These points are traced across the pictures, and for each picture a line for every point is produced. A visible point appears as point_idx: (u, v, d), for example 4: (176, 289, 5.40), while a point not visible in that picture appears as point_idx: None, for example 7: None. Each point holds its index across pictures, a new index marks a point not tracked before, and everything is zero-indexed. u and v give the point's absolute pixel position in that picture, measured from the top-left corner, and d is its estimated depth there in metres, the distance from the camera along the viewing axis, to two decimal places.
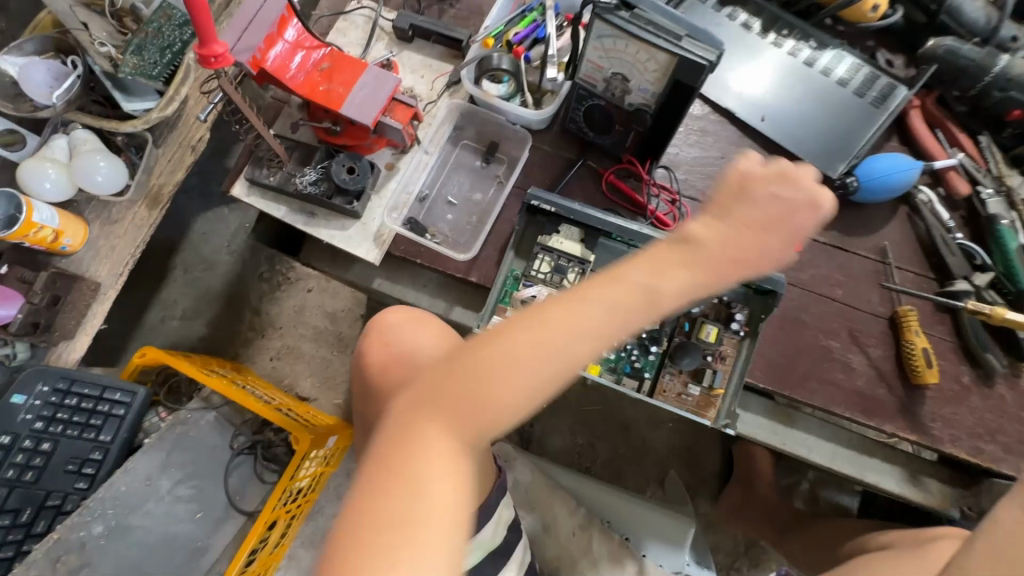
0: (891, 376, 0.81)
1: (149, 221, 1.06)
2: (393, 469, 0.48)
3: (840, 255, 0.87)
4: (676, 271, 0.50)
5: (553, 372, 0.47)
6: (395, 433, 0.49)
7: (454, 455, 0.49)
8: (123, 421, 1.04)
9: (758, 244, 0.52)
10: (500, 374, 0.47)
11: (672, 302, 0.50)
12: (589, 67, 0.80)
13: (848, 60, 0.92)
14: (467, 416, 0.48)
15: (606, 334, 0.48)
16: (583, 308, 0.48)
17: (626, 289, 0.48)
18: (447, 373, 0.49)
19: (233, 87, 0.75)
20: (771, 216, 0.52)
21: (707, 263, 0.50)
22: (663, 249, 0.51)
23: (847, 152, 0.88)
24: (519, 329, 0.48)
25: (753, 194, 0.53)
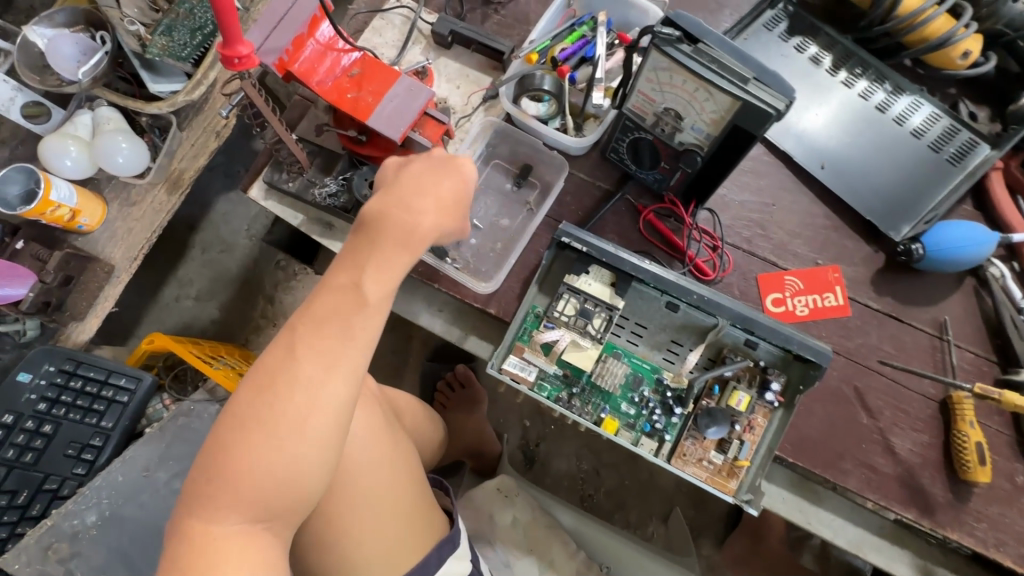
0: (936, 466, 0.75)
1: (168, 206, 0.98)
2: (185, 564, 0.47)
3: (894, 325, 0.80)
4: (368, 268, 0.54)
5: (289, 421, 0.49)
6: (186, 526, 0.49)
7: (236, 535, 0.49)
8: (126, 409, 0.95)
9: (414, 225, 0.56)
10: (237, 436, 0.48)
11: (371, 288, 0.53)
12: (639, 99, 0.72)
13: (925, 108, 0.83)
14: (221, 499, 0.48)
15: (343, 362, 0.51)
16: (309, 346, 0.50)
17: (330, 309, 0.51)
18: (214, 451, 0.49)
19: (255, 88, 0.69)
20: (418, 195, 0.58)
21: (392, 246, 0.55)
22: (350, 254, 0.55)
23: (913, 213, 0.80)
24: (243, 391, 0.50)
25: (403, 184, 0.58)
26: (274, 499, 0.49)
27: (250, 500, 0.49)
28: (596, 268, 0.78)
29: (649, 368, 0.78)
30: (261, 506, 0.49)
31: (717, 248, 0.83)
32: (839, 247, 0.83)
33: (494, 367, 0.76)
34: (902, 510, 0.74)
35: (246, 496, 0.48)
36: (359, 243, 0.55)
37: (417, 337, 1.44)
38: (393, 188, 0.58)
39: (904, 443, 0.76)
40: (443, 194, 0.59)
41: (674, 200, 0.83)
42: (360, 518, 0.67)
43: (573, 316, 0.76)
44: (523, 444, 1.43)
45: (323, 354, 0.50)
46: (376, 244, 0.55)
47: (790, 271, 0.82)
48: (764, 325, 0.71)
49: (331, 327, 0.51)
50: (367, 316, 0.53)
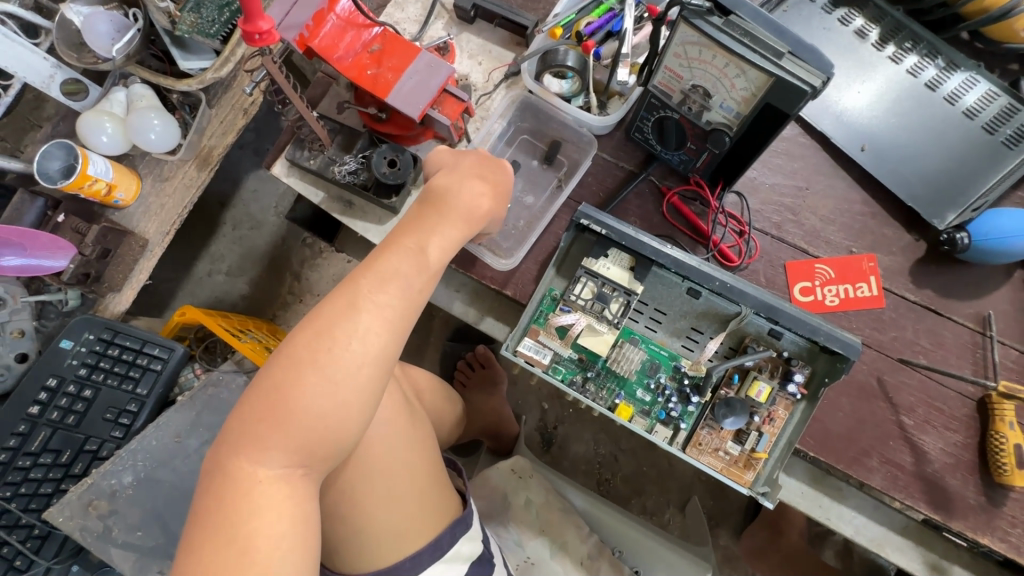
0: (969, 467, 0.72)
1: (198, 182, 1.00)
2: (227, 500, 0.49)
3: (931, 318, 0.75)
4: (432, 235, 0.58)
5: (344, 369, 0.51)
6: (231, 466, 0.50)
7: (278, 479, 0.50)
8: (160, 377, 0.98)
9: (473, 207, 0.62)
10: (295, 374, 0.50)
11: (435, 257, 0.57)
12: (666, 76, 0.69)
13: (982, 85, 0.77)
14: (269, 438, 0.49)
15: (393, 321, 0.53)
16: (369, 298, 0.52)
17: (392, 268, 0.54)
18: (267, 392, 0.50)
19: (277, 65, 0.69)
20: (472, 179, 0.63)
21: (453, 221, 0.60)
22: (413, 221, 0.59)
23: (961, 201, 0.75)
24: (303, 331, 0.51)
25: (459, 170, 0.64)
26: (320, 444, 0.50)
27: (298, 444, 0.50)
28: (616, 251, 0.75)
29: (666, 355, 0.76)
30: (305, 452, 0.51)
31: (744, 234, 0.79)
32: (876, 236, 0.78)
33: (509, 349, 0.76)
34: (933, 511, 0.71)
35: (296, 437, 0.50)
36: (423, 214, 0.60)
37: (438, 316, 1.45)
38: (451, 170, 0.64)
39: (936, 442, 0.72)
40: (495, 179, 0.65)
41: (700, 182, 0.80)
42: (379, 489, 0.69)
43: (589, 301, 0.74)
44: (541, 426, 1.43)
45: (379, 309, 0.52)
46: (437, 216, 0.60)
47: (821, 259, 0.78)
48: (790, 314, 0.68)
49: (390, 284, 0.53)
50: (423, 280, 0.56)
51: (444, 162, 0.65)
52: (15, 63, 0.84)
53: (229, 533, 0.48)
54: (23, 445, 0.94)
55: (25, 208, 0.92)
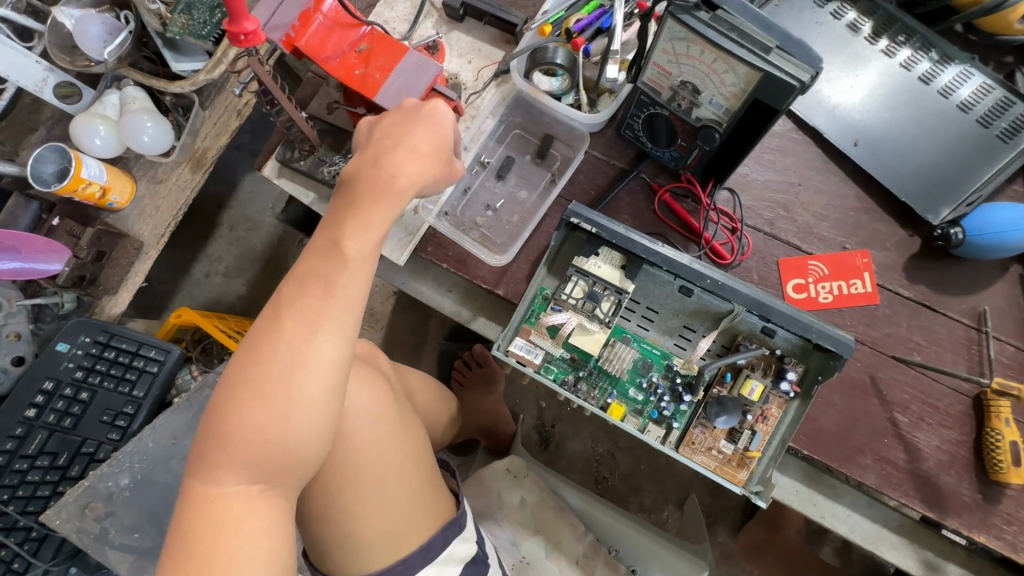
0: (964, 464, 0.71)
1: (192, 184, 1.00)
2: (191, 520, 0.48)
3: (925, 314, 0.75)
4: (352, 219, 0.52)
5: (279, 381, 0.48)
6: (191, 487, 0.49)
7: (237, 497, 0.49)
8: (156, 379, 0.99)
9: (391, 176, 0.53)
10: (235, 391, 0.48)
11: (355, 244, 0.51)
12: (655, 72, 0.68)
13: (976, 78, 0.76)
14: (220, 457, 0.49)
15: (326, 323, 0.49)
16: (296, 303, 0.49)
17: (312, 267, 0.51)
18: (213, 413, 0.49)
19: (264, 67, 0.68)
20: (391, 149, 0.55)
21: (373, 202, 0.52)
22: (335, 209, 0.53)
23: (955, 195, 0.74)
24: (241, 346, 0.50)
25: (378, 141, 0.56)
26: (272, 459, 0.49)
27: (249, 461, 0.49)
28: (606, 250, 0.75)
29: (658, 353, 0.76)
30: (259, 468, 0.49)
31: (737, 231, 0.79)
32: (871, 231, 0.78)
33: (501, 349, 0.75)
34: (928, 509, 0.70)
35: (244, 454, 0.48)
36: (344, 195, 0.53)
37: (435, 315, 1.45)
38: (369, 144, 0.56)
39: (931, 439, 0.72)
40: (421, 139, 0.56)
41: (691, 178, 0.79)
42: (365, 492, 0.69)
43: (580, 300, 0.74)
44: (539, 425, 1.43)
45: (307, 312, 0.49)
46: (353, 198, 0.53)
47: (815, 255, 0.78)
48: (782, 312, 0.67)
49: (316, 286, 0.50)
50: (350, 270, 0.51)
51: (362, 138, 0.57)
52: (6, 65, 0.84)
53: (197, 554, 0.47)
54: (20, 447, 0.94)
55: (20, 212, 0.92)
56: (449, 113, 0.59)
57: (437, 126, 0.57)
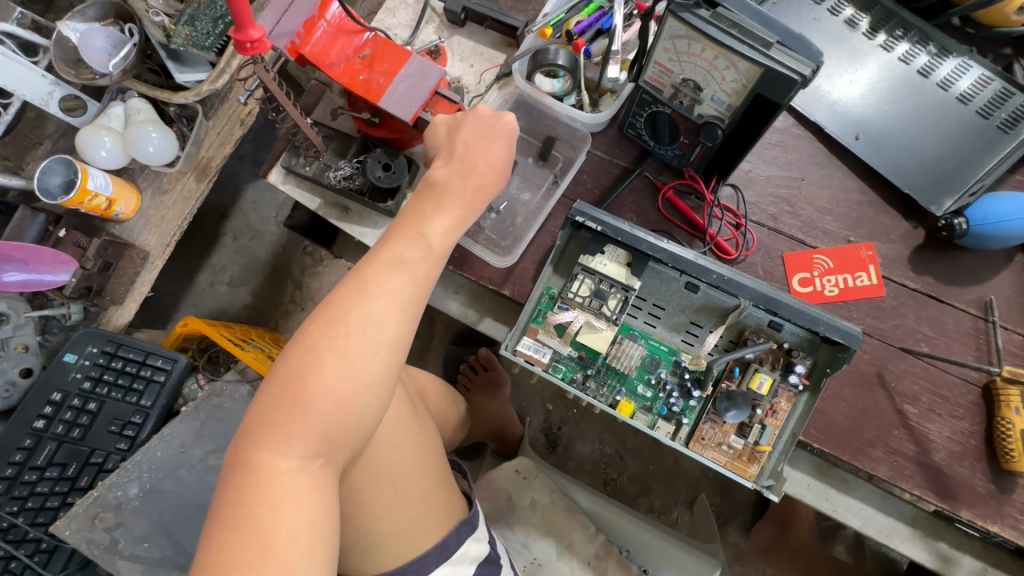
0: (977, 455, 0.70)
1: (197, 194, 1.01)
2: (249, 492, 0.51)
3: (932, 306, 0.75)
4: (433, 217, 0.62)
5: (360, 354, 0.54)
6: (251, 459, 0.52)
7: (298, 470, 0.52)
8: (163, 388, 0.99)
9: (469, 187, 0.64)
10: (314, 363, 0.53)
11: (438, 236, 0.61)
12: (656, 70, 0.69)
13: (975, 70, 0.77)
14: (290, 428, 0.52)
15: (405, 305, 0.57)
16: (379, 285, 0.56)
17: (398, 253, 0.59)
18: (287, 384, 0.53)
19: (269, 73, 0.69)
20: (471, 159, 0.65)
21: (453, 205, 0.63)
22: (418, 207, 0.63)
23: (958, 186, 0.75)
24: (319, 320, 0.55)
25: (456, 150, 0.66)
26: (340, 429, 0.54)
27: (317, 433, 0.53)
28: (612, 247, 0.75)
29: (666, 350, 0.76)
30: (324, 441, 0.53)
31: (740, 227, 0.79)
32: (874, 224, 0.78)
33: (509, 349, 0.75)
34: (940, 501, 0.69)
35: (315, 425, 0.53)
36: (425, 196, 0.63)
37: (440, 321, 1.45)
38: (452, 151, 0.66)
39: (942, 430, 0.71)
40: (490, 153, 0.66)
41: (695, 175, 0.79)
42: (386, 487, 0.69)
43: (587, 298, 0.74)
44: (546, 427, 1.44)
45: (390, 293, 0.56)
46: (435, 202, 0.63)
47: (819, 249, 0.78)
48: (789, 306, 0.68)
49: (397, 270, 0.57)
50: (427, 262, 0.60)
51: (440, 147, 0.67)
52: (15, 82, 0.86)
53: (251, 527, 0.49)
54: (29, 459, 0.94)
55: (27, 225, 0.93)
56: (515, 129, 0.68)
57: (504, 137, 0.66)
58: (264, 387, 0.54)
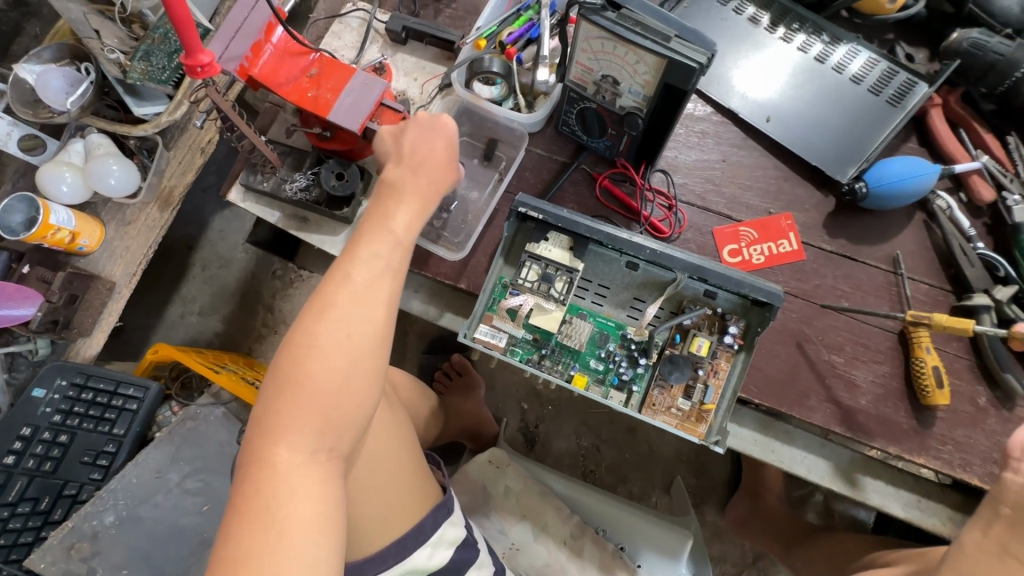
0: (899, 395, 0.77)
1: (162, 222, 1.04)
2: (263, 487, 0.53)
3: (847, 265, 0.82)
4: (396, 213, 0.66)
5: (353, 347, 0.58)
6: (259, 457, 0.55)
7: (308, 460, 0.55)
8: (136, 416, 1.01)
9: (425, 184, 0.69)
10: (311, 360, 0.56)
11: (403, 231, 0.65)
12: (579, 70, 0.76)
13: (863, 54, 0.86)
14: (296, 423, 0.55)
15: (386, 295, 0.61)
16: (361, 281, 0.60)
17: (373, 249, 0.62)
18: (288, 382, 0.56)
19: (222, 95, 0.74)
20: (424, 159, 0.70)
21: (412, 202, 0.68)
22: (382, 206, 0.67)
23: (858, 156, 0.83)
24: (309, 319, 0.58)
25: (409, 152, 0.70)
26: (340, 418, 0.57)
27: (321, 425, 0.56)
28: (555, 234, 0.81)
29: (613, 325, 0.81)
30: (329, 431, 0.57)
31: (672, 207, 0.86)
32: (790, 196, 0.86)
33: (467, 337, 0.80)
34: (871, 440, 0.76)
35: (320, 417, 0.56)
36: (387, 196, 0.68)
37: (412, 331, 1.49)
38: (403, 154, 0.70)
39: (865, 376, 0.78)
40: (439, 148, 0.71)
41: (626, 164, 0.86)
42: (372, 474, 0.72)
43: (536, 282, 0.80)
44: (523, 426, 1.48)
45: (371, 288, 0.60)
46: (397, 200, 0.67)
47: (745, 222, 0.85)
48: (717, 272, 0.74)
49: (374, 266, 0.61)
50: (401, 256, 0.64)
51: (390, 149, 0.71)
52: None
53: (269, 519, 0.52)
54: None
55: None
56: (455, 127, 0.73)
57: (444, 134, 0.70)
58: (266, 391, 0.57)
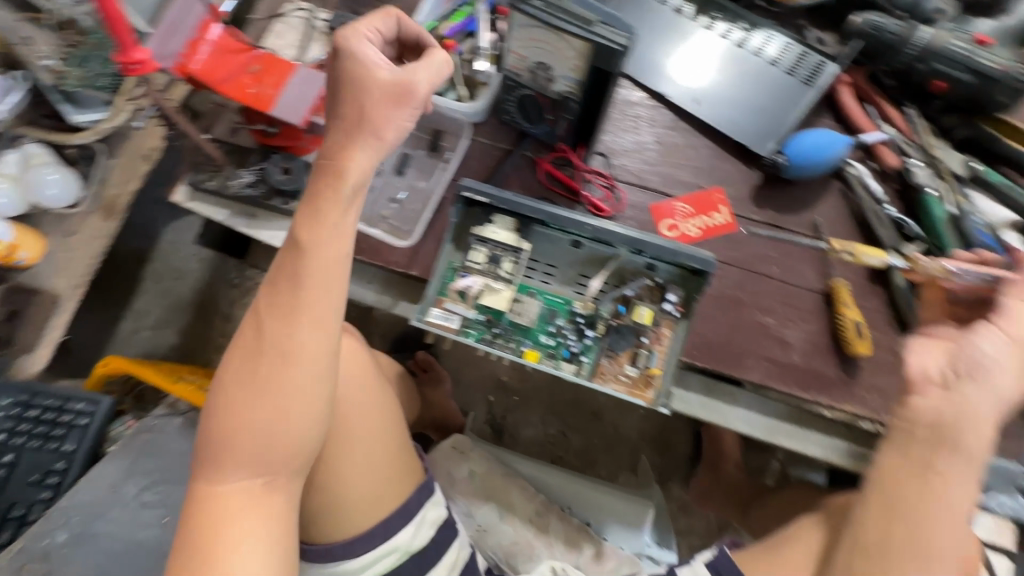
0: (827, 349, 0.83)
1: (105, 232, 1.02)
2: (201, 512, 0.58)
3: (775, 232, 0.88)
4: (321, 222, 0.58)
5: (274, 383, 0.57)
6: (200, 484, 0.59)
7: (239, 490, 0.58)
8: (87, 431, 0.99)
9: (354, 132, 0.59)
10: (236, 396, 0.58)
11: (325, 243, 0.58)
12: (514, 59, 0.80)
13: (779, 39, 0.93)
14: (224, 456, 0.58)
15: (310, 323, 0.57)
16: (280, 312, 0.57)
17: (292, 271, 0.57)
18: (216, 417, 0.58)
19: (163, 95, 0.77)
20: (352, 108, 0.59)
21: (334, 204, 0.58)
22: (304, 213, 0.58)
23: (777, 132, 0.89)
24: (236, 352, 0.59)
25: (340, 101, 0.60)
26: (268, 450, 0.58)
27: (247, 459, 0.58)
28: (501, 216, 0.83)
29: (561, 301, 0.84)
30: (256, 464, 0.58)
31: (612, 186, 0.90)
32: (721, 172, 0.91)
33: (420, 320, 0.82)
34: (804, 392, 0.81)
35: (246, 451, 0.58)
36: (314, 193, 0.59)
37: (376, 332, 1.49)
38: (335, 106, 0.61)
39: (796, 334, 0.83)
40: (378, 90, 0.59)
41: (565, 148, 0.90)
42: (351, 462, 0.74)
43: (484, 264, 0.82)
44: (490, 419, 1.50)
45: (291, 317, 0.57)
46: (319, 205, 0.58)
47: (680, 198, 0.90)
48: (654, 244, 0.78)
49: (295, 292, 0.57)
50: (327, 265, 0.58)
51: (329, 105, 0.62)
52: None
53: (205, 542, 0.57)
54: None
55: None
56: (381, 61, 0.60)
57: (368, 75, 0.59)
58: (203, 424, 0.59)
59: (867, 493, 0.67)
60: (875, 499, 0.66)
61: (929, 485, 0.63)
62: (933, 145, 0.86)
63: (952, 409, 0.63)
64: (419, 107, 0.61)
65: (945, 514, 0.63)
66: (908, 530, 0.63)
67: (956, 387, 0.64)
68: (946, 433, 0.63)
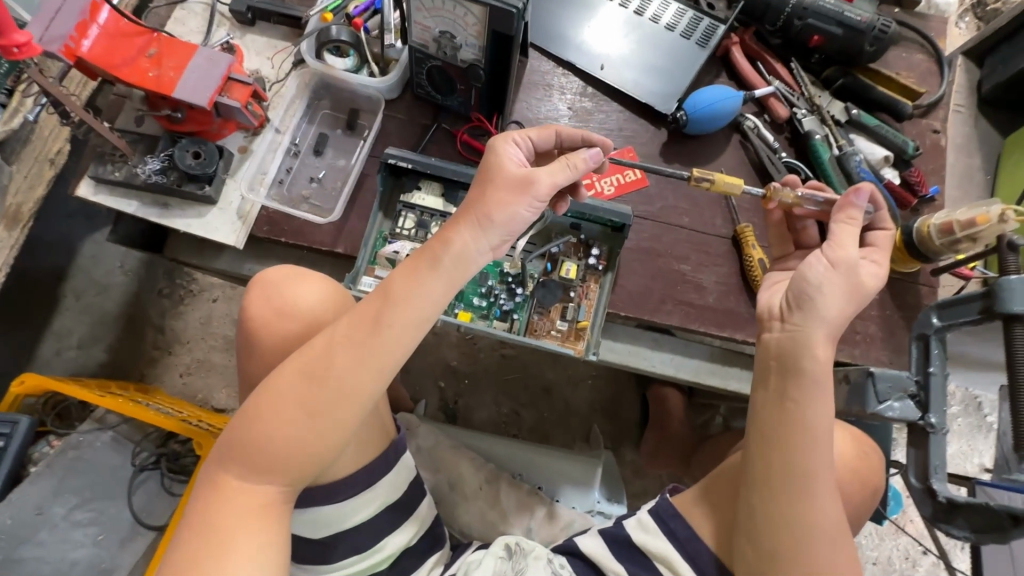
0: (738, 289, 0.88)
1: (11, 243, 0.94)
2: (215, 507, 0.57)
3: (685, 186, 0.93)
4: (419, 275, 0.59)
5: (325, 406, 0.57)
6: (220, 478, 0.58)
7: (261, 496, 0.58)
8: (6, 454, 0.95)
9: (468, 215, 0.59)
10: (281, 408, 0.57)
11: (407, 290, 0.58)
12: (419, 30, 0.81)
13: (673, 5, 0.98)
14: (253, 461, 0.57)
15: (375, 362, 0.58)
16: (352, 348, 0.58)
17: (377, 309, 0.58)
18: (252, 417, 0.57)
19: (48, 78, 0.72)
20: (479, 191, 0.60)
21: (440, 268, 0.59)
22: (408, 264, 0.60)
23: (676, 92, 0.95)
24: (295, 361, 0.58)
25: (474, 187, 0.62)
26: (299, 465, 0.58)
27: (281, 471, 0.57)
28: (427, 182, 0.86)
29: (492, 264, 0.86)
30: (287, 476, 0.58)
31: None
32: (631, 133, 0.96)
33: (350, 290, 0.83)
34: (721, 331, 0.86)
35: (279, 464, 0.57)
36: (420, 254, 0.60)
37: None
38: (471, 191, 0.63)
39: (709, 278, 0.89)
40: (505, 179, 0.61)
41: (480, 117, 0.93)
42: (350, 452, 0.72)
43: (412, 229, 0.85)
44: (443, 404, 1.50)
45: (359, 352, 0.57)
46: (423, 267, 0.59)
47: None
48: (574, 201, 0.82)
49: (374, 329, 0.58)
50: (410, 322, 0.59)
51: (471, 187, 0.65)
52: None
53: (211, 536, 0.56)
54: None
55: None
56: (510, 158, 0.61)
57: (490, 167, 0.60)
58: (237, 421, 0.58)
59: (750, 428, 0.65)
60: (759, 427, 0.64)
61: (787, 412, 0.62)
62: (816, 95, 0.94)
63: (791, 342, 0.63)
64: (539, 200, 0.61)
65: (823, 441, 0.61)
66: (794, 457, 0.61)
67: (788, 318, 0.64)
68: (792, 364, 0.63)
